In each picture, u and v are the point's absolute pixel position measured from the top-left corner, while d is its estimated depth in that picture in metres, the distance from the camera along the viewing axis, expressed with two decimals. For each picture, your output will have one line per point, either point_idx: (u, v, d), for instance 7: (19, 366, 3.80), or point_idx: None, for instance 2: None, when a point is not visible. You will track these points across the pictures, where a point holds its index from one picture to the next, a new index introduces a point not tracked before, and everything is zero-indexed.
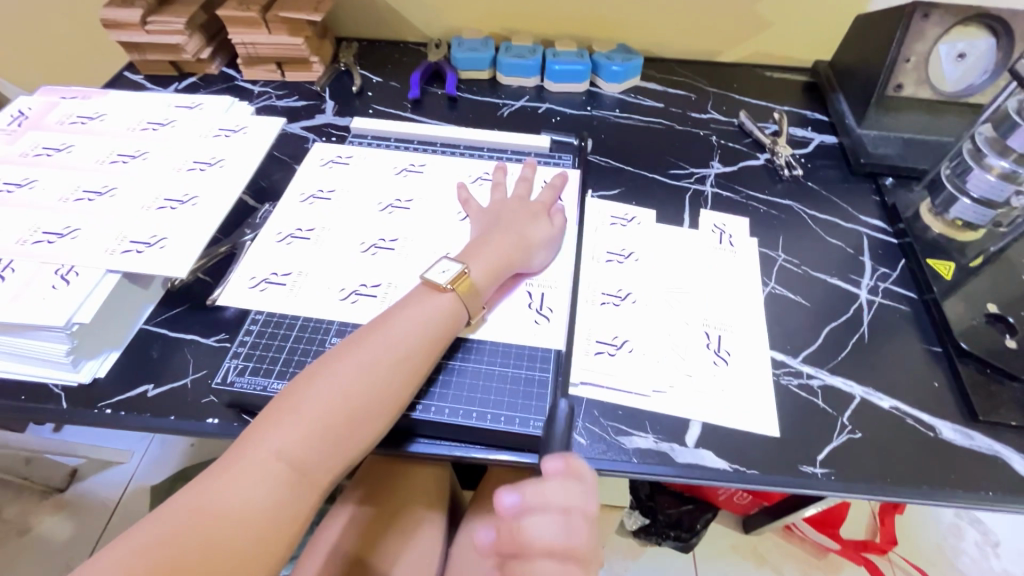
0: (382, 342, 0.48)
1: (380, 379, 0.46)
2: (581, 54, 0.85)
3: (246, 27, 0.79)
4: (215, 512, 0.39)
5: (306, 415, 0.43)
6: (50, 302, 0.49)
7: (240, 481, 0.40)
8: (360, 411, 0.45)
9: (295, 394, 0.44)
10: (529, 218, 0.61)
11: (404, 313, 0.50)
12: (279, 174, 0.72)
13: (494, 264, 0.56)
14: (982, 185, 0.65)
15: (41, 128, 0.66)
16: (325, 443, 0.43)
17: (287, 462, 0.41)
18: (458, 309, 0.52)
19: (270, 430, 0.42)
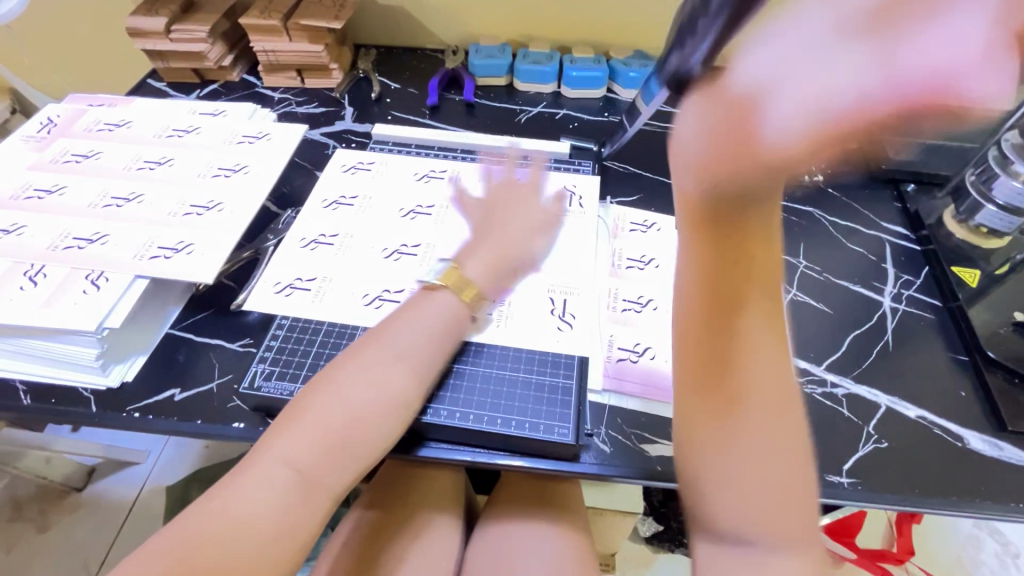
0: (388, 346, 0.48)
1: (388, 386, 0.46)
2: (598, 61, 0.85)
3: (267, 35, 0.80)
4: (227, 518, 0.39)
5: (316, 420, 0.43)
6: (81, 307, 0.50)
7: (253, 488, 0.41)
8: (365, 416, 0.45)
9: (305, 400, 0.45)
10: (523, 204, 0.60)
11: (405, 317, 0.50)
12: (301, 180, 0.73)
13: (494, 260, 0.55)
14: (1007, 191, 0.64)
15: (70, 135, 0.67)
16: (332, 449, 0.43)
17: (298, 468, 0.42)
18: (458, 311, 0.52)
19: (281, 436, 0.43)
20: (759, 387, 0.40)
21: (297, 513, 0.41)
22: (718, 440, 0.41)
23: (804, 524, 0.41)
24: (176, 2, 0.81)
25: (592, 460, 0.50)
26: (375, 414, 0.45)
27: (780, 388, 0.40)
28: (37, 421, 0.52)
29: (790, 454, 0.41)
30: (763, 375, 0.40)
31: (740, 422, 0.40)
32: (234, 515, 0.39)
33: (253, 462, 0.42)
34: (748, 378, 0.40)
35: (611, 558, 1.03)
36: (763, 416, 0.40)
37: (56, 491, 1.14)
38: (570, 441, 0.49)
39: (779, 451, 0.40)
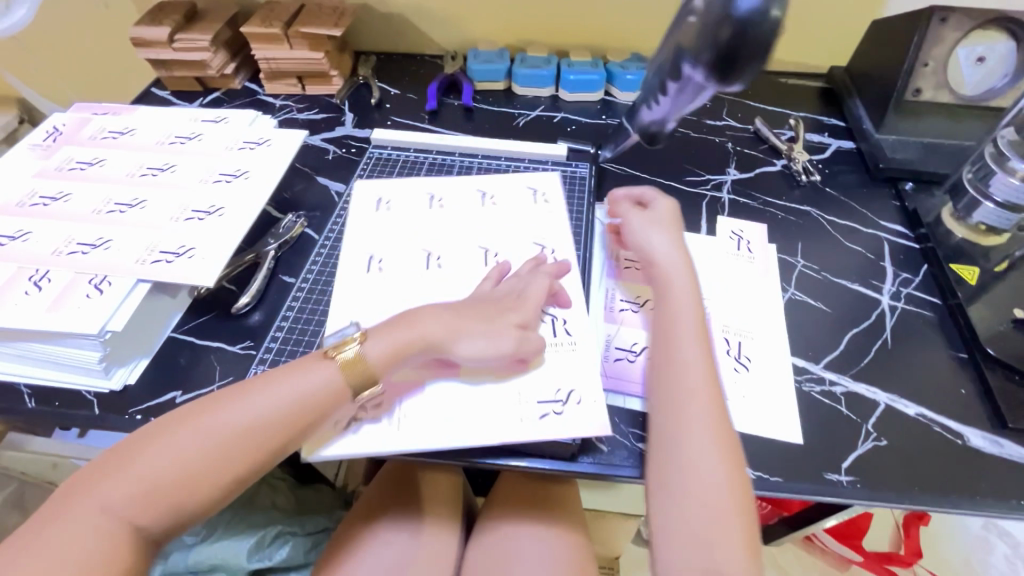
0: (244, 400, 0.45)
1: (240, 443, 0.44)
2: (595, 64, 0.85)
3: (268, 43, 0.81)
4: (27, 555, 0.38)
5: (150, 469, 0.42)
6: (85, 310, 0.51)
7: (70, 533, 0.39)
8: (201, 472, 0.42)
9: (148, 445, 0.43)
10: (494, 311, 0.53)
11: (279, 378, 0.46)
12: (302, 185, 0.73)
13: (398, 345, 0.49)
14: (1005, 188, 0.63)
15: (75, 143, 0.68)
16: (154, 501, 0.41)
17: (114, 517, 0.40)
18: (335, 390, 0.47)
19: (112, 481, 0.41)
20: (694, 392, 0.47)
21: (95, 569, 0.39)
22: (664, 445, 0.46)
23: (741, 519, 0.43)
24: (178, 12, 0.82)
25: (591, 460, 0.50)
26: (232, 448, 0.43)
27: (709, 391, 0.48)
28: (41, 424, 0.53)
29: (726, 449, 0.45)
30: (698, 378, 0.48)
31: (681, 422, 0.46)
32: (38, 560, 0.37)
33: (79, 506, 0.40)
34: (680, 381, 0.48)
35: (613, 561, 1.03)
36: (700, 410, 0.47)
37: None
38: (567, 440, 0.49)
39: (709, 444, 0.45)
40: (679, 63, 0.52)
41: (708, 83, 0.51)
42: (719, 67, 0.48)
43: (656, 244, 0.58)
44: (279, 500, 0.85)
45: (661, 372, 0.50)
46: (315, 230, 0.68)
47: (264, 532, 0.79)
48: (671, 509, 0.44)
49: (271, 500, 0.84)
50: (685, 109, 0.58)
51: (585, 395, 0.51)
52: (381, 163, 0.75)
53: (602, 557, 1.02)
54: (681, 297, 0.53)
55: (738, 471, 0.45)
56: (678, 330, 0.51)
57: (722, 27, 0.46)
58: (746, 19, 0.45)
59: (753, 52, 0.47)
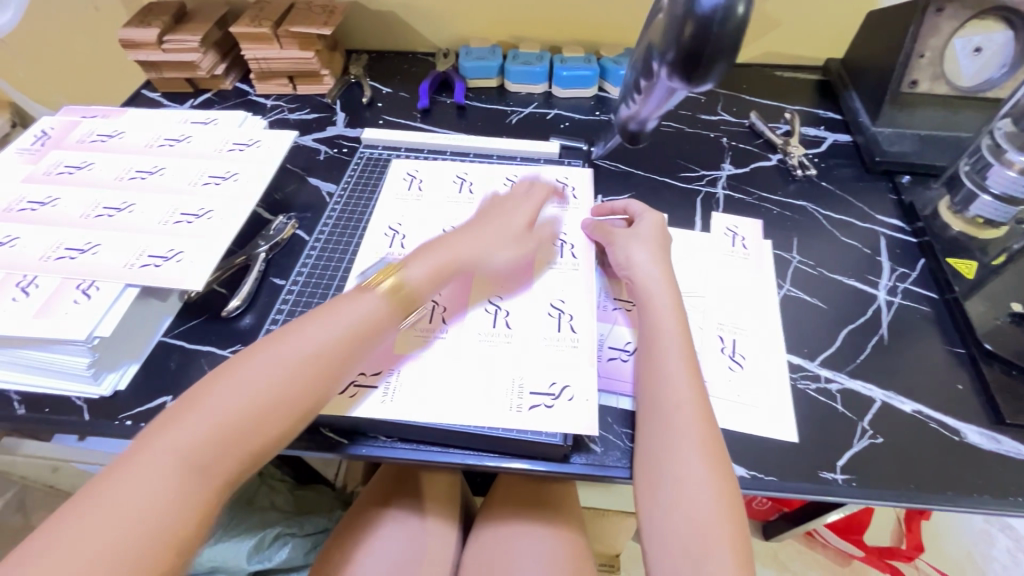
0: (309, 326, 0.46)
1: (296, 370, 0.44)
2: (588, 60, 0.85)
3: (258, 43, 0.81)
4: (97, 507, 0.36)
5: (218, 408, 0.41)
6: (72, 316, 0.50)
7: (137, 481, 0.38)
8: (271, 404, 0.42)
9: (201, 389, 0.42)
10: (506, 218, 0.59)
11: (332, 310, 0.47)
12: (293, 187, 0.73)
13: (437, 268, 0.53)
14: (1003, 181, 0.63)
15: (63, 147, 0.68)
16: (224, 440, 0.40)
17: (181, 458, 0.39)
18: (386, 305, 0.49)
19: (171, 425, 0.40)
20: (680, 406, 0.47)
21: (178, 509, 0.38)
22: (652, 460, 0.46)
23: (731, 532, 0.43)
24: (167, 13, 0.81)
25: (584, 460, 0.50)
26: (304, 377, 0.44)
27: (694, 404, 0.47)
28: (32, 431, 0.53)
29: (714, 461, 0.45)
30: (683, 391, 0.48)
31: (668, 439, 0.46)
32: (109, 510, 0.36)
33: (139, 455, 0.39)
34: (665, 394, 0.48)
35: (614, 558, 1.03)
36: (687, 423, 0.46)
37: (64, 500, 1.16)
38: (559, 442, 0.49)
39: (697, 458, 0.45)
40: (651, 61, 0.49)
41: (676, 82, 0.48)
42: (684, 65, 0.45)
43: (639, 256, 0.57)
44: (278, 500, 0.86)
45: (646, 385, 0.50)
46: (306, 231, 0.67)
47: (263, 534, 0.79)
48: (662, 524, 0.44)
49: (269, 501, 0.86)
50: (664, 109, 0.55)
51: (578, 392, 0.51)
52: (371, 163, 0.74)
53: (602, 555, 1.02)
54: (663, 310, 0.53)
55: (728, 482, 0.44)
56: (663, 344, 0.51)
57: (684, 24, 0.43)
58: (708, 16, 0.42)
59: (718, 49, 0.43)
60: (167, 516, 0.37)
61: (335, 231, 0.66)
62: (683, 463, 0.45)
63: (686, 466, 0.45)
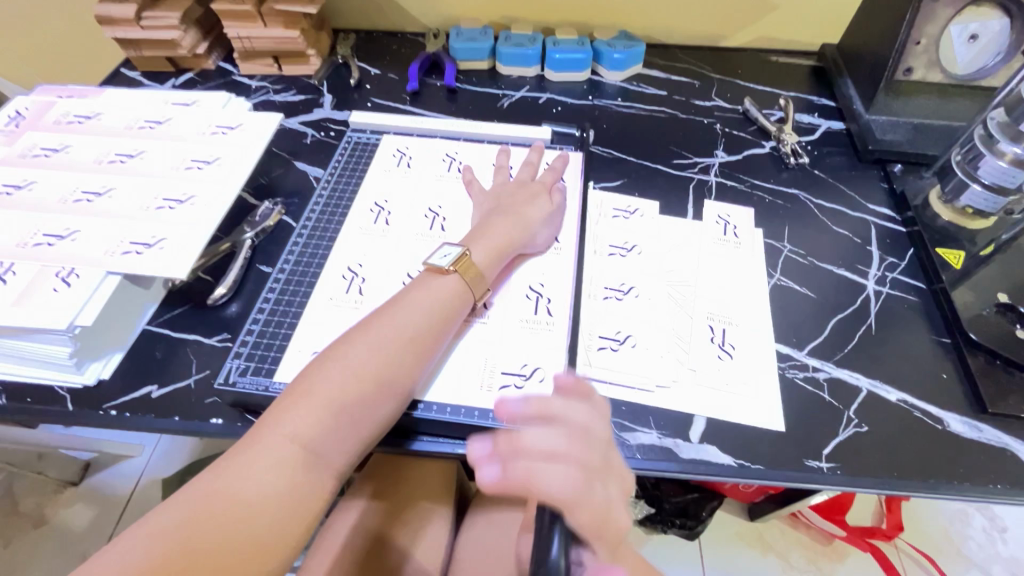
0: (392, 317, 0.48)
1: (392, 359, 0.46)
2: (581, 42, 0.83)
3: (242, 21, 0.78)
4: (221, 489, 0.38)
5: (328, 396, 0.43)
6: (52, 305, 0.49)
7: (252, 466, 0.40)
8: (375, 391, 0.44)
9: (306, 377, 0.44)
10: (527, 195, 0.62)
11: (413, 297, 0.49)
12: (279, 171, 0.71)
13: (497, 246, 0.56)
14: (993, 171, 0.62)
15: (39, 128, 0.65)
16: (337, 425, 0.42)
17: (303, 446, 0.41)
18: (464, 290, 0.52)
19: (280, 414, 0.42)
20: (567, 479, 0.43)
21: (301, 494, 0.40)
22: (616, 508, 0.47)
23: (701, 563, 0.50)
24: None
25: None
26: (401, 363, 0.46)
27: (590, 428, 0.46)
28: (13, 420, 0.52)
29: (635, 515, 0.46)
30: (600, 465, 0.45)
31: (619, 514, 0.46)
32: (231, 492, 0.38)
33: (251, 443, 0.41)
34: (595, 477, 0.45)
35: None
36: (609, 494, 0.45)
37: (53, 486, 1.14)
38: None
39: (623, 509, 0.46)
40: None
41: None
42: None
43: None
44: None
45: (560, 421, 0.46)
46: (293, 217, 0.66)
47: None
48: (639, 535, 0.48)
49: None
50: None
51: (549, 374, 0.52)
52: (359, 147, 0.72)
53: None
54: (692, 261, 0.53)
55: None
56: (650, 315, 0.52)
57: None
58: None
59: None
60: (288, 502, 0.40)
61: (322, 217, 0.65)
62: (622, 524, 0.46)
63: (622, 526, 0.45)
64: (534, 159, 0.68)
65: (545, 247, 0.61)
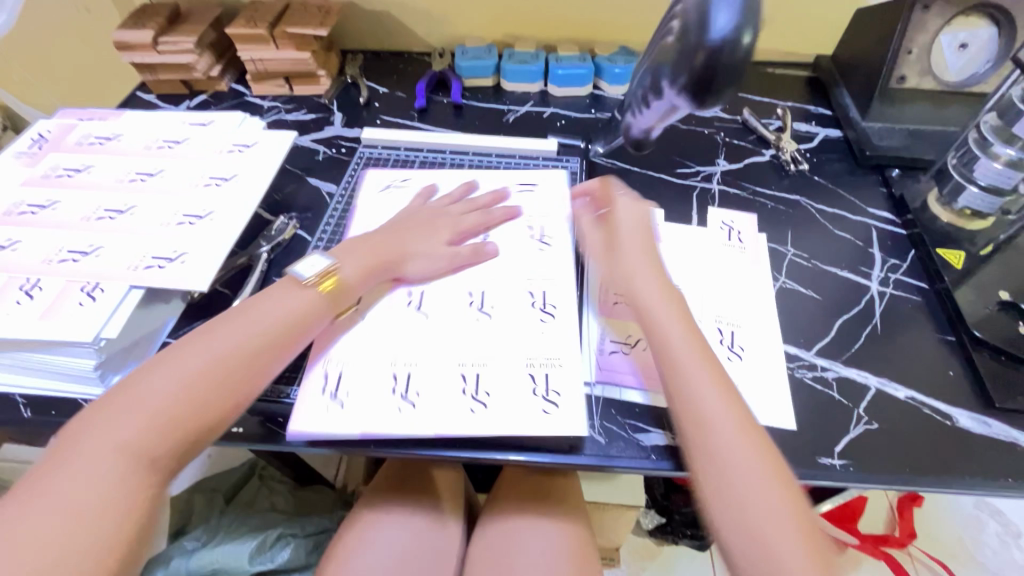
0: (242, 315, 0.50)
1: (227, 360, 0.46)
2: (583, 58, 0.86)
3: (255, 43, 0.81)
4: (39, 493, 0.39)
5: (150, 397, 0.43)
6: (78, 318, 0.51)
7: (82, 466, 0.40)
8: (201, 390, 0.44)
9: (134, 385, 0.44)
10: (441, 217, 0.64)
11: (264, 305, 0.51)
12: (293, 187, 0.73)
13: (369, 262, 0.57)
14: (989, 172, 0.66)
15: (61, 149, 0.68)
16: (157, 423, 0.43)
17: (117, 450, 0.41)
18: (321, 302, 0.53)
19: (107, 424, 0.42)
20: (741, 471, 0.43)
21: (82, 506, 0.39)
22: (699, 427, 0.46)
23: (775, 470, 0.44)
24: (162, 14, 0.81)
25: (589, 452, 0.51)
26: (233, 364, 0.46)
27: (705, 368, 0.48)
28: (35, 434, 0.52)
29: (726, 395, 0.47)
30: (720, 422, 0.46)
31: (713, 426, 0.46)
32: (71, 505, 0.39)
33: (63, 459, 0.41)
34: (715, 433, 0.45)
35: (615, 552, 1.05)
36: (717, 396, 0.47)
37: None
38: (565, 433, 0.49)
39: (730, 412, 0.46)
40: None
41: (683, 100, 0.54)
42: None
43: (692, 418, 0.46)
44: (279, 501, 0.91)
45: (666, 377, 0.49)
46: (307, 232, 0.68)
47: (265, 534, 0.80)
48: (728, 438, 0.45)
49: (269, 502, 0.91)
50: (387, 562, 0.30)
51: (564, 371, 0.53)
52: (370, 162, 0.74)
53: (603, 548, 1.04)
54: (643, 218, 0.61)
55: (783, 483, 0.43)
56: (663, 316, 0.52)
57: None
58: None
59: None
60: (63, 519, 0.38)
61: (337, 230, 0.67)
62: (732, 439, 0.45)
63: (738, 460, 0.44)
64: (473, 203, 0.66)
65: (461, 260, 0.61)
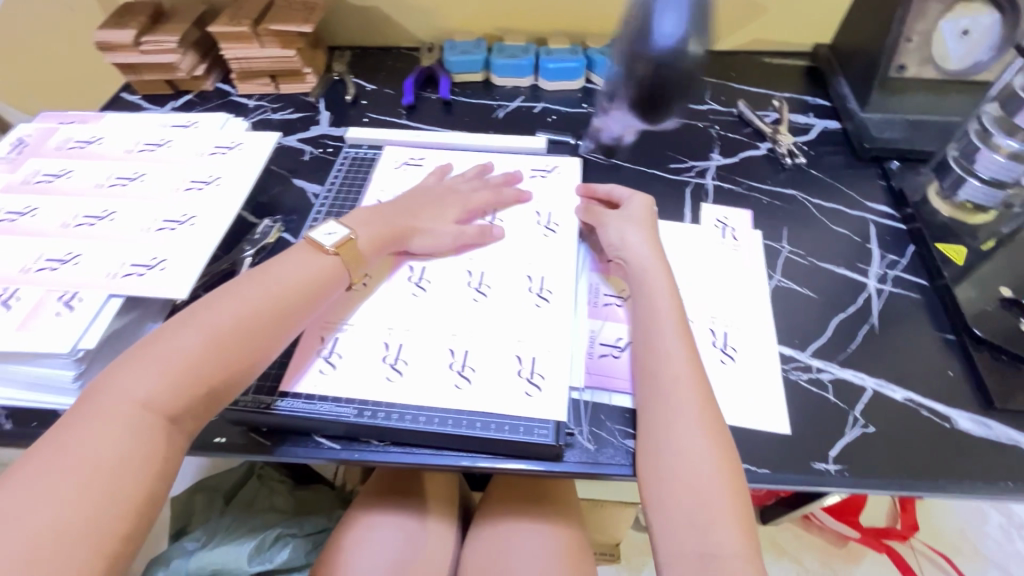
0: (262, 277, 0.49)
1: (250, 321, 0.46)
2: (574, 51, 0.84)
3: (238, 42, 0.79)
4: (64, 457, 0.37)
5: (172, 355, 0.42)
6: (55, 329, 0.50)
7: (100, 429, 0.38)
8: (225, 351, 0.44)
9: (156, 345, 0.43)
10: (449, 194, 0.64)
11: (282, 269, 0.50)
12: (279, 188, 0.72)
13: (380, 232, 0.57)
14: (991, 165, 0.64)
15: (41, 154, 0.66)
16: (184, 383, 0.41)
17: (140, 410, 0.40)
18: (339, 269, 0.52)
19: (127, 382, 0.40)
20: (705, 488, 0.44)
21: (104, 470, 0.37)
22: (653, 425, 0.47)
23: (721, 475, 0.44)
24: (144, 13, 0.80)
25: (577, 458, 0.50)
26: (257, 322, 0.46)
27: (693, 380, 0.48)
28: (17, 446, 0.52)
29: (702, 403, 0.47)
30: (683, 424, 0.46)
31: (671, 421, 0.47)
32: (90, 460, 0.37)
33: (82, 424, 0.38)
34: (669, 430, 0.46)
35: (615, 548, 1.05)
36: (686, 397, 0.47)
37: None
38: (551, 441, 0.48)
39: (694, 414, 0.46)
40: None
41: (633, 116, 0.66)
42: None
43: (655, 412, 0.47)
44: (278, 501, 0.89)
45: (645, 386, 0.49)
46: (292, 234, 0.67)
47: (264, 535, 0.79)
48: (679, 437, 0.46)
49: (270, 502, 0.89)
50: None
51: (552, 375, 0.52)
52: (356, 162, 0.73)
53: (603, 545, 1.04)
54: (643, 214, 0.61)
55: (734, 489, 0.44)
56: (657, 316, 0.52)
57: None
58: None
59: None
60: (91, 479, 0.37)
61: None
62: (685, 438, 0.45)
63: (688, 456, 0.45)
64: (477, 178, 0.67)
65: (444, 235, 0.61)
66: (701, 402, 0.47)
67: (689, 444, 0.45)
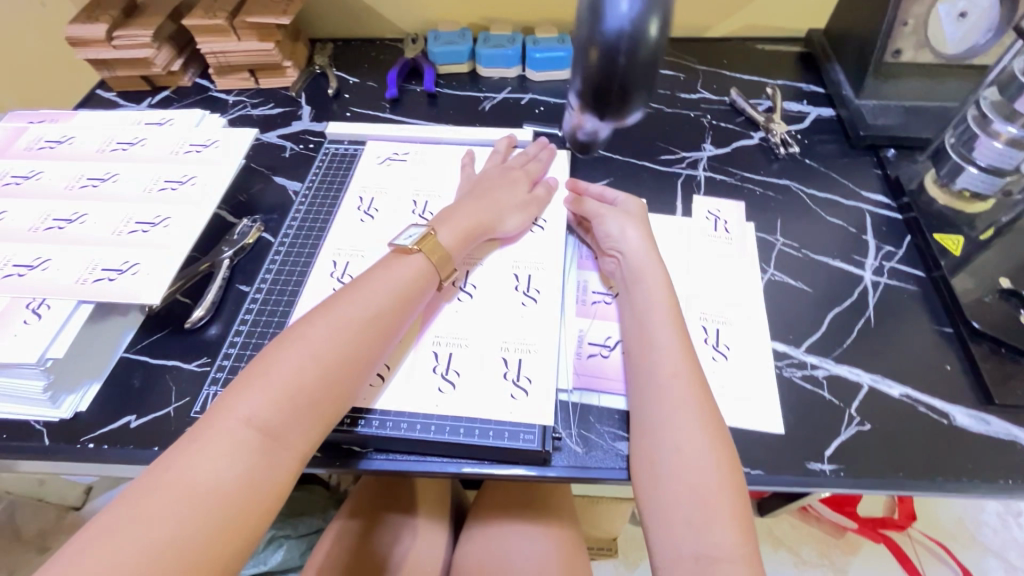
0: (359, 288, 0.47)
1: (353, 337, 0.44)
2: (562, 40, 0.81)
3: (214, 35, 0.76)
4: (179, 483, 0.36)
5: (285, 375, 0.41)
6: (21, 339, 0.48)
7: (218, 452, 0.37)
8: (330, 370, 0.42)
9: (265, 361, 0.42)
10: (507, 181, 0.61)
11: (375, 279, 0.48)
12: (259, 186, 0.70)
13: (465, 228, 0.55)
14: (989, 153, 0.62)
15: (10, 155, 0.64)
16: (294, 404, 0.40)
17: (254, 432, 0.38)
18: (429, 271, 0.50)
19: (232, 400, 0.39)
20: (703, 485, 0.42)
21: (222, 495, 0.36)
22: (650, 425, 0.46)
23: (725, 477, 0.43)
24: (116, 6, 0.77)
25: (565, 462, 0.48)
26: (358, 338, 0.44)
27: (691, 377, 0.47)
28: None
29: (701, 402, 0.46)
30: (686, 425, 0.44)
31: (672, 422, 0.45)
32: (196, 485, 0.36)
33: (194, 445, 0.38)
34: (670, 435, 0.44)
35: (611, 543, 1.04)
36: (683, 393, 0.46)
37: (55, 511, 1.12)
38: (537, 446, 0.47)
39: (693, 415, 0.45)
40: None
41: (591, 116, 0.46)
42: None
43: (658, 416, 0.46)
44: None
45: (639, 384, 0.48)
46: (272, 234, 0.65)
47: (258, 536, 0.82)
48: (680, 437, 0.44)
49: None
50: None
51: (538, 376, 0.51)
52: (337, 159, 0.71)
53: (599, 540, 1.03)
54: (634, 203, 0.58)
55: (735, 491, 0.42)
56: (652, 311, 0.51)
57: None
58: None
59: None
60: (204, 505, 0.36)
61: (301, 232, 0.63)
62: (684, 439, 0.44)
63: (691, 460, 0.43)
64: (521, 154, 0.66)
65: (520, 233, 0.60)
66: (700, 405, 0.45)
67: (688, 446, 0.44)
